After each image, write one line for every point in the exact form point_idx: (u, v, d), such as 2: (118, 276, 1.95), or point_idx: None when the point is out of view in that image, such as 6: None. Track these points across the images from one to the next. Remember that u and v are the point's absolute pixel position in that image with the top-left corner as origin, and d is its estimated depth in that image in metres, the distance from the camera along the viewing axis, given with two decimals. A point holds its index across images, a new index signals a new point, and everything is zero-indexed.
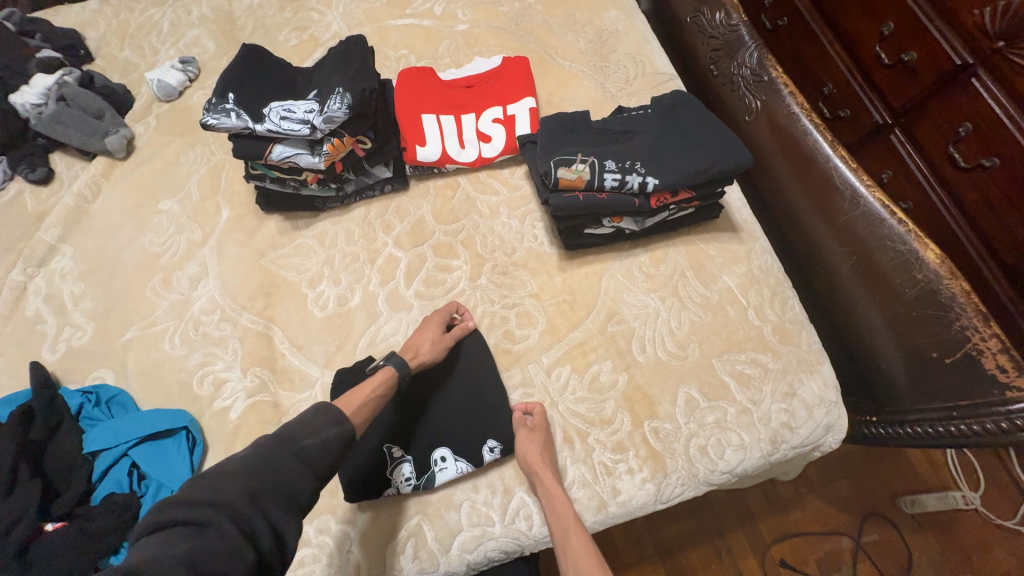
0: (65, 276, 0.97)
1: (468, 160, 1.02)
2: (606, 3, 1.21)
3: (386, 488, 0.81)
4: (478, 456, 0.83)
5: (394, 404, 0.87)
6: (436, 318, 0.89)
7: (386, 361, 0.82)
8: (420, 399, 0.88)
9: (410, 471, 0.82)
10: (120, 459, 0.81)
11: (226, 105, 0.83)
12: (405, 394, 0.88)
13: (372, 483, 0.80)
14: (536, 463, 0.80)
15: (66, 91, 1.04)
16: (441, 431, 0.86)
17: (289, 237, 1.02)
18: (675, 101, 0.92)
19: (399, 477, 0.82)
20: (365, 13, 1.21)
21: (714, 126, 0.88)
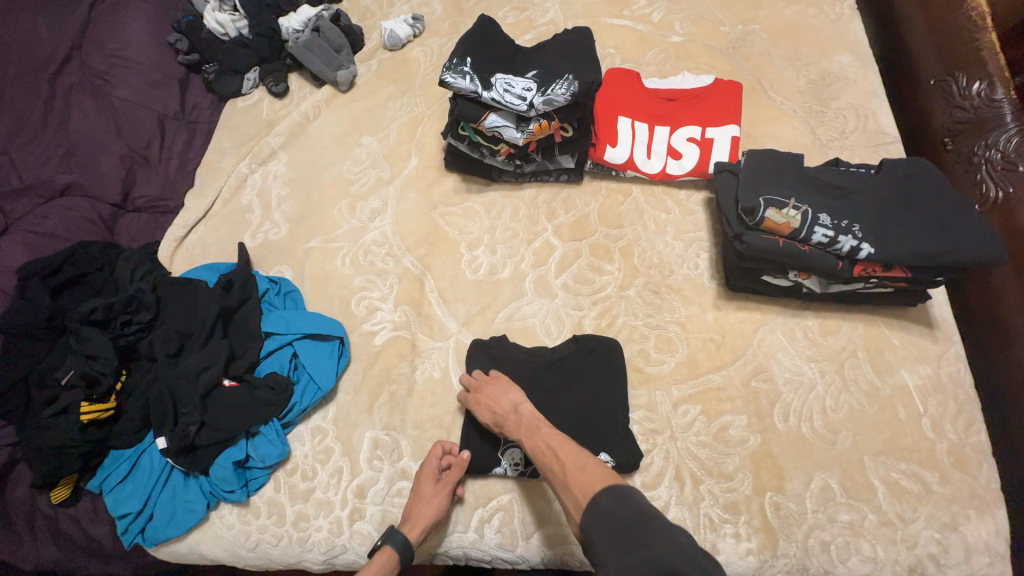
0: (276, 179, 1.13)
1: (649, 172, 1.01)
2: (840, 45, 1.12)
3: (493, 466, 0.84)
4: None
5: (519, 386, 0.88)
6: (426, 474, 0.82)
7: (388, 536, 0.77)
8: (544, 387, 0.88)
9: (518, 458, 0.84)
10: (286, 346, 0.92)
11: (464, 67, 0.89)
12: (530, 378, 0.89)
13: (482, 452, 0.84)
14: (499, 413, 0.80)
15: (320, 24, 1.19)
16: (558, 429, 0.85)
17: (461, 198, 1.08)
18: (913, 169, 0.83)
19: (507, 460, 0.84)
20: (584, 7, 1.24)
21: (958, 209, 0.78)
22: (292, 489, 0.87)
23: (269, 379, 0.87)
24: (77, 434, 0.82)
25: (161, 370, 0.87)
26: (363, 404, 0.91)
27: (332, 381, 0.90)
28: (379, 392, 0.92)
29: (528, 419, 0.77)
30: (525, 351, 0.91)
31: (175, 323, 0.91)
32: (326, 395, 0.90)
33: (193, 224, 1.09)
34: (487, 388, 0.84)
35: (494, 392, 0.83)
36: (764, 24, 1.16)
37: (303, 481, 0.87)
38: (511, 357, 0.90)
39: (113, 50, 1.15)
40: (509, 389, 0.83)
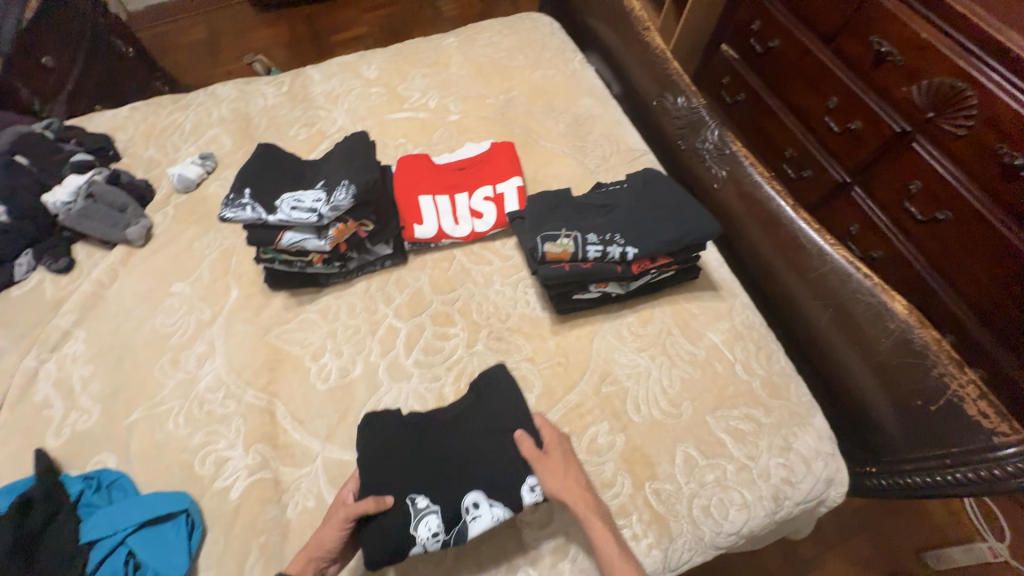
0: (76, 360, 1.01)
1: (462, 235, 1.11)
2: (580, 92, 1.37)
3: (410, 546, 0.76)
4: (517, 499, 0.78)
5: (425, 449, 0.84)
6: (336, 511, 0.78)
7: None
8: (451, 441, 0.85)
9: (437, 525, 0.77)
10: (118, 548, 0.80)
11: (243, 199, 0.94)
12: (434, 440, 0.85)
13: (397, 537, 0.75)
14: (568, 497, 0.77)
15: (94, 189, 1.14)
16: (474, 474, 0.80)
17: (294, 312, 1.07)
18: (647, 177, 1.03)
19: (425, 531, 0.76)
20: (367, 109, 1.37)
21: (684, 198, 0.98)
22: None
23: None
24: None
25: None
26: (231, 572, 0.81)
27: (185, 564, 0.79)
28: (247, 551, 0.82)
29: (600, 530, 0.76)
30: (422, 417, 0.89)
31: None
32: None
33: None
34: (560, 457, 0.81)
35: (566, 467, 0.80)
36: (519, 89, 1.38)
37: None
38: (411, 427, 0.87)
39: None
40: (571, 463, 0.82)
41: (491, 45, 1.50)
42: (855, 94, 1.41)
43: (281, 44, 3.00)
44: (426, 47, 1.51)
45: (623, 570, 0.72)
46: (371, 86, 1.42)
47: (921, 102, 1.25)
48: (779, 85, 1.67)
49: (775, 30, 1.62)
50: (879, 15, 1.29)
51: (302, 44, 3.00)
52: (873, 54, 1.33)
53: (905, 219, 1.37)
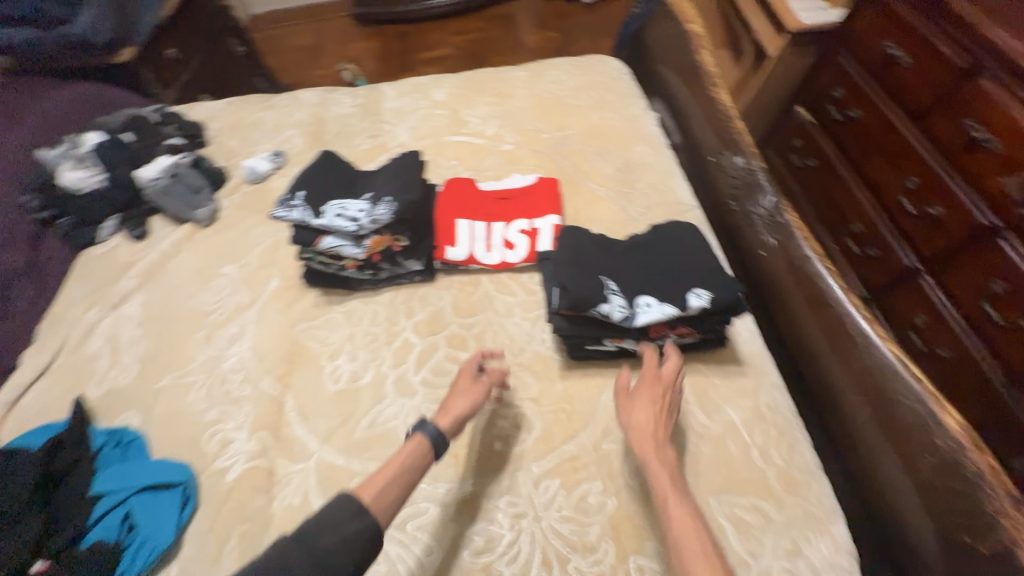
0: (129, 320, 1.11)
1: (491, 263, 1.12)
2: (636, 139, 1.37)
3: (598, 304, 0.89)
4: (684, 300, 0.89)
5: (614, 258, 0.98)
6: (467, 373, 0.91)
7: (419, 428, 0.79)
8: (624, 250, 1.01)
9: (622, 302, 0.91)
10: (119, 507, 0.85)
11: (295, 201, 1.02)
12: (615, 247, 1.01)
13: (586, 294, 0.89)
14: (642, 424, 0.83)
15: (179, 171, 1.26)
16: (649, 283, 0.94)
17: (322, 310, 1.12)
18: (680, 237, 1.02)
19: (610, 303, 0.89)
20: (429, 129, 1.44)
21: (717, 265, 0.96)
22: None
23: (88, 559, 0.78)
24: None
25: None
26: (209, 554, 0.84)
27: (172, 534, 0.84)
28: (228, 535, 0.85)
29: (679, 514, 0.73)
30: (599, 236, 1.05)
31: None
32: (164, 551, 0.82)
33: (31, 383, 1.04)
34: (649, 398, 0.86)
35: (648, 407, 0.85)
36: (575, 128, 1.40)
37: None
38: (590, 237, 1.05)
39: None
40: (658, 408, 0.85)
41: (556, 83, 1.54)
42: (938, 177, 1.31)
43: (372, 56, 3.25)
44: (494, 77, 1.58)
45: (685, 528, 0.71)
46: (436, 108, 1.50)
47: (1016, 197, 1.13)
48: (854, 155, 1.57)
49: (859, 99, 1.53)
50: (977, 99, 1.20)
51: (390, 59, 3.23)
52: (965, 139, 1.23)
53: (983, 323, 1.23)
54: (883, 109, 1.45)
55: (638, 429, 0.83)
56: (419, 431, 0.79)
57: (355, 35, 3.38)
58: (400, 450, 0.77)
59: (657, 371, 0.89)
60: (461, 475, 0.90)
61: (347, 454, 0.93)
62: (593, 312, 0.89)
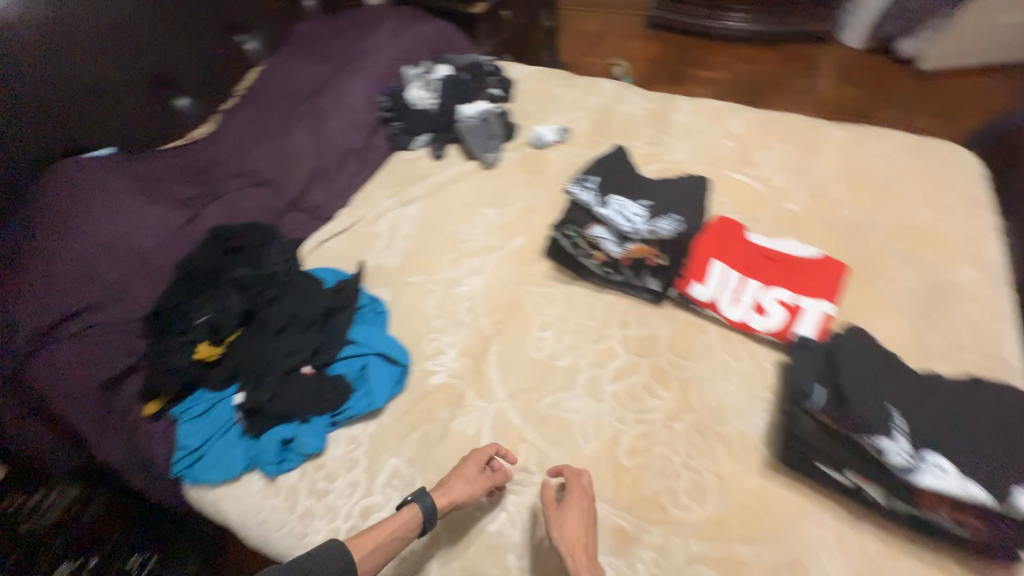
0: (408, 219, 1.35)
1: (729, 318, 1.04)
2: (966, 260, 1.10)
3: (872, 433, 0.76)
4: (1009, 494, 0.69)
5: (912, 393, 0.81)
6: (478, 457, 0.89)
7: (416, 496, 0.83)
8: (930, 388, 0.81)
9: (904, 447, 0.75)
10: (361, 358, 1.05)
11: (589, 184, 1.11)
12: (917, 380, 0.83)
13: (861, 417, 0.77)
14: (577, 535, 0.79)
15: (488, 117, 1.47)
16: (956, 444, 0.74)
17: (548, 281, 1.19)
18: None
19: (889, 441, 0.76)
20: (710, 156, 1.38)
21: None
22: (312, 484, 0.95)
23: (334, 382, 1.00)
24: (191, 365, 1.07)
25: (264, 341, 1.06)
26: (397, 431, 0.99)
27: (384, 401, 1.01)
28: (414, 425, 0.99)
29: None
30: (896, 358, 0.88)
31: (287, 305, 1.11)
32: (374, 410, 0.99)
33: (334, 234, 1.35)
34: (578, 507, 0.82)
35: (579, 516, 0.81)
36: (886, 217, 1.18)
37: (324, 479, 0.95)
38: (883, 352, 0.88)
39: (337, 99, 1.56)
40: (584, 517, 0.81)
41: (880, 157, 1.31)
42: None
43: (647, 59, 3.26)
44: (804, 126, 1.41)
45: None
46: (726, 138, 1.42)
47: None
48: None
49: None
50: None
51: (663, 66, 3.20)
52: None
53: None
54: None
55: (573, 549, 0.77)
56: (416, 500, 0.83)
57: (640, 34, 3.43)
58: (395, 516, 0.82)
59: (582, 489, 0.85)
60: (617, 503, 0.88)
61: (523, 418, 0.99)
62: (862, 439, 0.77)
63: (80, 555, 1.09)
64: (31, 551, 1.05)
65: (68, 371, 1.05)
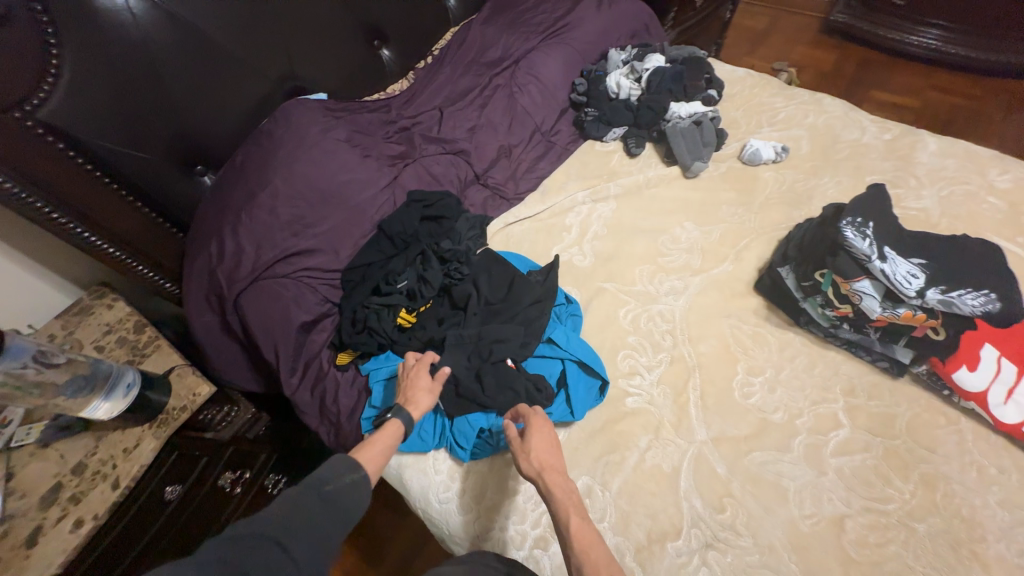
0: (599, 218, 1.27)
1: (996, 418, 0.87)
2: None
3: None
4: None
5: None
6: (423, 366, 0.93)
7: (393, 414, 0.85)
8: None
9: None
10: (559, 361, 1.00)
11: (867, 230, 0.94)
12: None
13: None
14: (554, 461, 0.79)
15: (703, 121, 1.33)
16: None
17: (758, 321, 1.07)
18: None
19: None
20: (970, 211, 1.16)
21: None
22: (500, 480, 0.93)
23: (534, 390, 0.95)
24: (389, 330, 1.06)
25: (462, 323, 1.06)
26: (589, 448, 0.94)
27: (582, 415, 0.96)
28: (607, 446, 0.94)
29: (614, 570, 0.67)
30: None
31: (485, 290, 1.10)
32: (572, 422, 0.95)
33: (523, 218, 1.30)
34: (541, 433, 0.82)
35: (545, 440, 0.81)
36: None
37: (512, 479, 0.92)
38: None
39: (535, 73, 1.48)
40: (552, 444, 0.81)
41: None
42: None
43: (815, 68, 2.89)
44: None
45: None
46: (989, 193, 1.19)
47: None
48: None
49: None
50: None
51: (833, 80, 2.82)
52: None
53: None
54: None
55: (544, 468, 0.78)
56: (395, 416, 0.84)
57: (812, 40, 3.04)
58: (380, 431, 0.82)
59: (533, 417, 0.85)
60: None
61: (729, 470, 0.90)
62: None
63: (241, 470, 1.25)
64: (244, 460, 1.25)
65: (275, 311, 1.09)
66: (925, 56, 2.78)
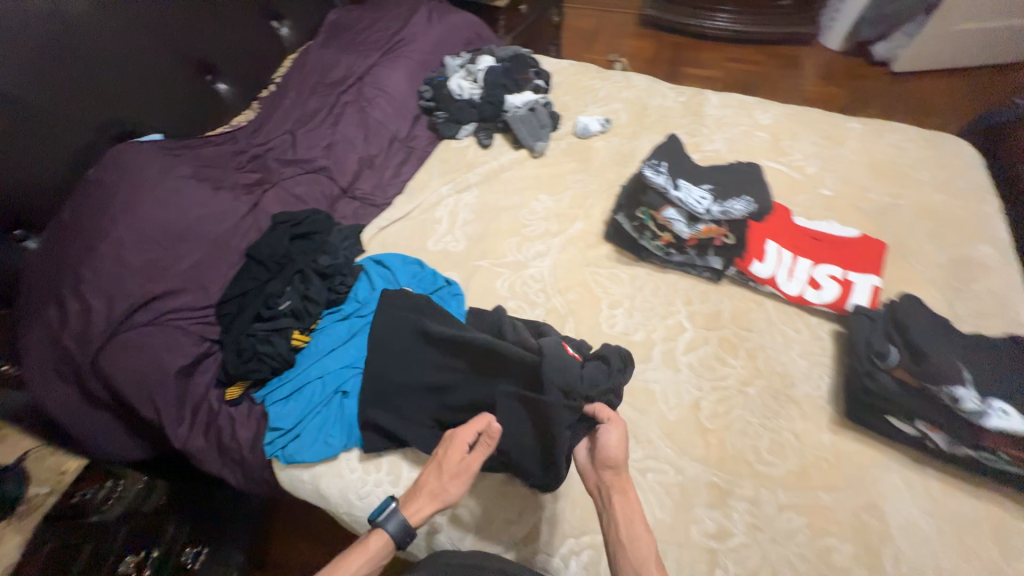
0: (465, 206, 1.38)
1: (788, 292, 1.13)
2: (980, 236, 1.22)
3: (945, 387, 0.86)
4: None
5: (965, 351, 0.90)
6: (457, 447, 0.86)
7: (386, 518, 0.81)
8: (978, 350, 0.91)
9: (971, 396, 0.85)
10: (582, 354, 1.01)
11: (662, 167, 1.19)
12: (973, 343, 0.92)
13: (934, 375, 0.88)
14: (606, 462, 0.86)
15: (536, 107, 1.52)
16: (1010, 390, 0.84)
17: (611, 264, 1.25)
18: None
19: (960, 395, 0.85)
20: (747, 145, 1.47)
21: None
22: (415, 456, 0.98)
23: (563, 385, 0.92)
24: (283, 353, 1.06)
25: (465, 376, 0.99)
26: None
27: None
28: None
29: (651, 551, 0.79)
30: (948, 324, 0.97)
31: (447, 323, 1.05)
32: None
33: (394, 220, 1.37)
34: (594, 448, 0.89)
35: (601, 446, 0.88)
36: (910, 201, 1.29)
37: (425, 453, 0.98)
38: (939, 317, 0.96)
39: (381, 87, 1.56)
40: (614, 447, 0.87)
41: (895, 148, 1.42)
42: None
43: (641, 56, 3.35)
44: (828, 119, 1.51)
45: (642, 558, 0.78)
46: (757, 130, 1.51)
47: None
48: None
49: None
50: None
51: (656, 64, 3.30)
52: None
53: None
54: None
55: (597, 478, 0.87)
56: (386, 524, 0.81)
57: (634, 33, 3.53)
58: (371, 541, 0.80)
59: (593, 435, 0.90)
60: (707, 461, 0.95)
61: None
62: (939, 390, 0.87)
63: (142, 549, 1.06)
64: (147, 535, 1.08)
65: (144, 362, 1.02)
66: (718, 36, 3.36)
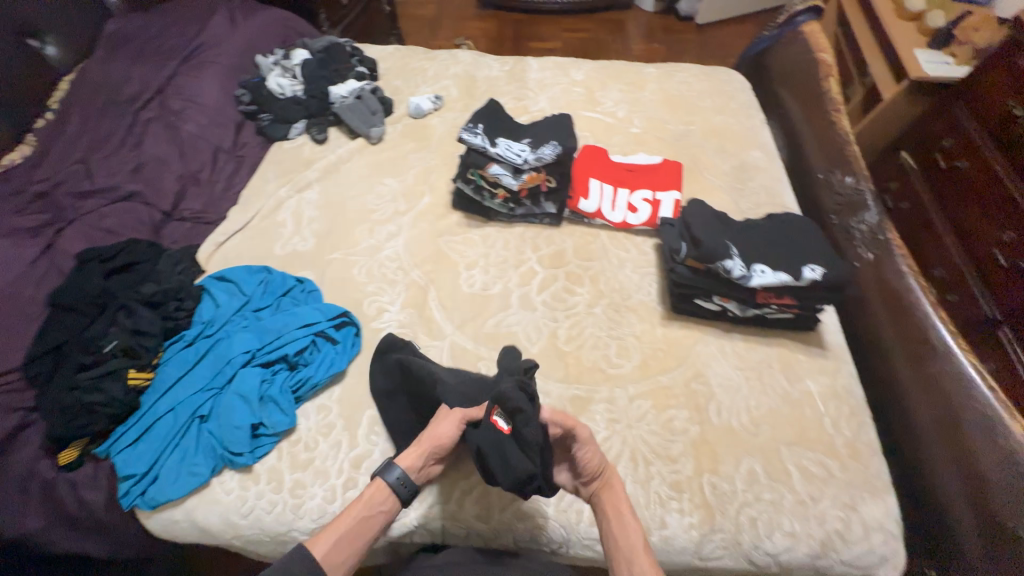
0: (310, 204, 1.35)
1: (613, 221, 1.29)
2: (751, 144, 1.49)
3: (721, 262, 1.02)
4: (798, 272, 1.00)
5: (731, 231, 1.09)
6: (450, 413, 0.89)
7: (384, 469, 0.82)
8: (738, 230, 1.10)
9: (738, 265, 1.02)
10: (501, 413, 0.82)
11: (477, 129, 1.26)
12: (736, 226, 1.11)
13: (712, 255, 1.03)
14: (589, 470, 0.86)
15: (362, 94, 1.52)
16: (763, 254, 1.04)
17: (463, 230, 1.31)
18: (787, 220, 1.12)
19: (731, 266, 1.02)
20: (567, 101, 1.61)
21: (812, 241, 1.07)
22: (293, 457, 0.96)
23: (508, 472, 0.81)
24: (120, 395, 0.96)
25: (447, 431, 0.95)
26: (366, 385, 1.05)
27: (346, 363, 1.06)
28: None
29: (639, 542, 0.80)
30: (721, 215, 1.14)
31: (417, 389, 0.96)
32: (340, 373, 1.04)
33: (232, 233, 1.29)
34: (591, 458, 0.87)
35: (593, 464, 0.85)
36: (699, 126, 1.53)
37: (304, 451, 0.97)
38: (711, 211, 1.14)
39: (188, 97, 1.44)
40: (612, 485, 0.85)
41: (684, 84, 1.67)
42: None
43: (485, 37, 3.45)
44: (630, 68, 1.72)
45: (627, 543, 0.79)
46: (574, 86, 1.66)
47: None
48: (947, 206, 1.58)
49: (952, 132, 1.60)
50: None
51: (500, 42, 3.43)
52: None
53: None
54: (977, 137, 1.50)
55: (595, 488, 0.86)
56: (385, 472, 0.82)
57: (474, 15, 3.61)
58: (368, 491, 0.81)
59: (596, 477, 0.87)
60: (568, 379, 1.07)
61: (475, 341, 1.12)
62: (717, 265, 1.02)
63: None
64: None
65: None
66: (549, 9, 3.58)
